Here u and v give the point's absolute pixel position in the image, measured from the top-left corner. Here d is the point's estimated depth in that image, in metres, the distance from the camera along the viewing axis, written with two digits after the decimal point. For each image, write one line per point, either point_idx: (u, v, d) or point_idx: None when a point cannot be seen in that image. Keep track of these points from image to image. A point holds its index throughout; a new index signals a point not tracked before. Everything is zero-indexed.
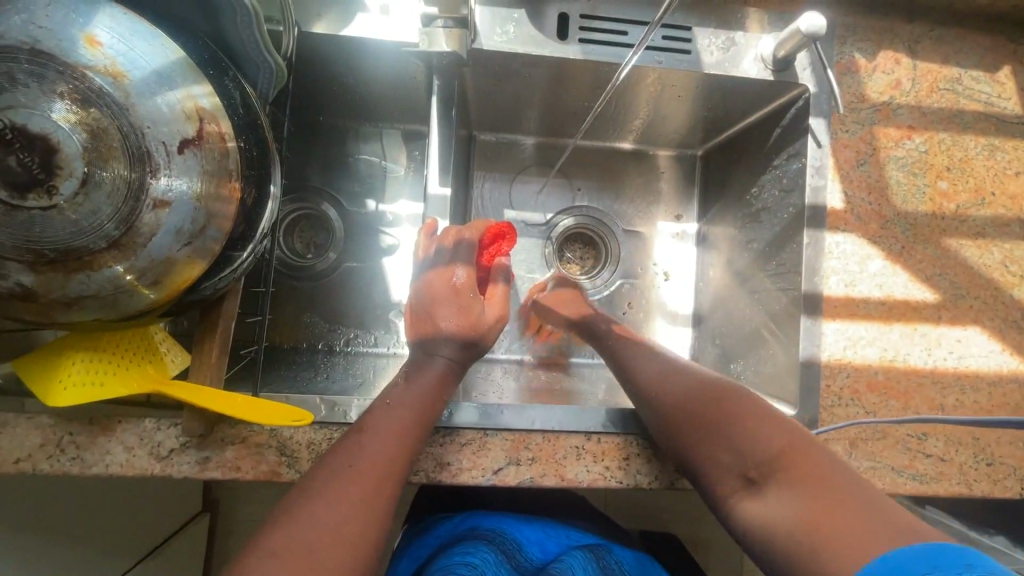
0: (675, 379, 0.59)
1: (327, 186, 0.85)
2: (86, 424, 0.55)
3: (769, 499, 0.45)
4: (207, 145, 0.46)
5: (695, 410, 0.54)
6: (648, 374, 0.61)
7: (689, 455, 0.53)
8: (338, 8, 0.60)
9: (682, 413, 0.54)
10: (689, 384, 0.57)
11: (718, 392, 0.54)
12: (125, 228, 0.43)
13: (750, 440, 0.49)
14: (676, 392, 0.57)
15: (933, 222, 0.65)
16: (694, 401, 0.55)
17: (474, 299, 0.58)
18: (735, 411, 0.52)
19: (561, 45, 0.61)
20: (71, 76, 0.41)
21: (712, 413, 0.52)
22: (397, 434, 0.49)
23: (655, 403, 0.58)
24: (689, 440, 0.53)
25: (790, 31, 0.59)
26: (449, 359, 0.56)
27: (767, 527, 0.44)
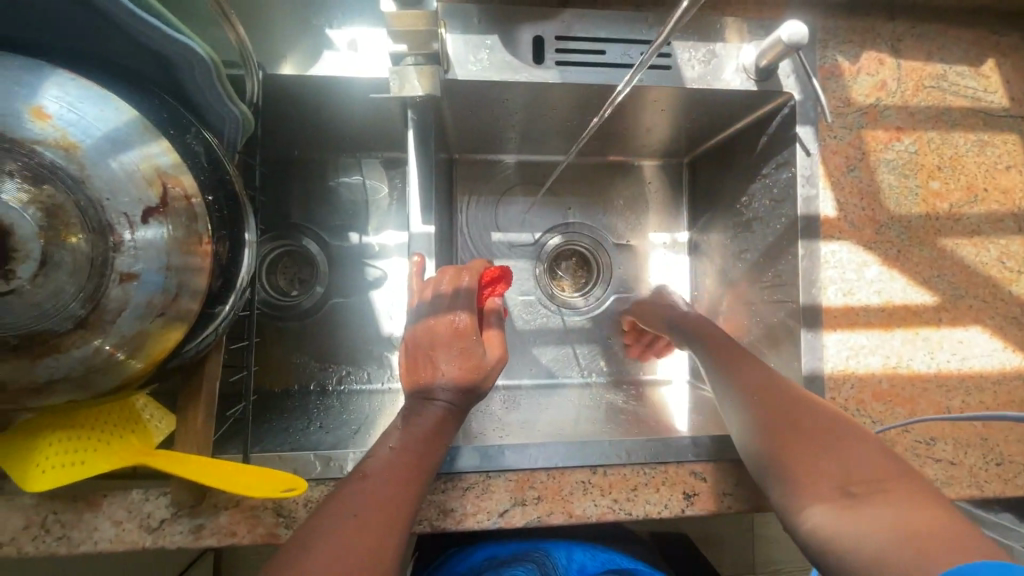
0: (770, 383, 0.55)
1: (308, 221, 0.83)
2: (71, 502, 0.53)
3: (864, 511, 0.42)
4: (173, 211, 0.43)
5: (799, 415, 0.50)
6: (748, 377, 0.57)
7: (774, 460, 0.49)
8: (303, 45, 0.57)
9: (787, 413, 0.51)
10: (795, 391, 0.53)
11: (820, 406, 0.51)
12: (91, 306, 0.41)
13: (851, 459, 0.46)
14: (783, 393, 0.53)
15: (928, 224, 0.64)
16: (793, 410, 0.51)
17: (475, 343, 0.56)
18: (834, 427, 0.49)
19: (539, 70, 0.59)
20: (18, 152, 0.38)
21: (810, 423, 0.49)
22: (399, 477, 0.48)
23: (752, 398, 0.54)
24: (779, 439, 0.49)
25: (772, 39, 0.57)
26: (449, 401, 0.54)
27: (852, 537, 0.41)
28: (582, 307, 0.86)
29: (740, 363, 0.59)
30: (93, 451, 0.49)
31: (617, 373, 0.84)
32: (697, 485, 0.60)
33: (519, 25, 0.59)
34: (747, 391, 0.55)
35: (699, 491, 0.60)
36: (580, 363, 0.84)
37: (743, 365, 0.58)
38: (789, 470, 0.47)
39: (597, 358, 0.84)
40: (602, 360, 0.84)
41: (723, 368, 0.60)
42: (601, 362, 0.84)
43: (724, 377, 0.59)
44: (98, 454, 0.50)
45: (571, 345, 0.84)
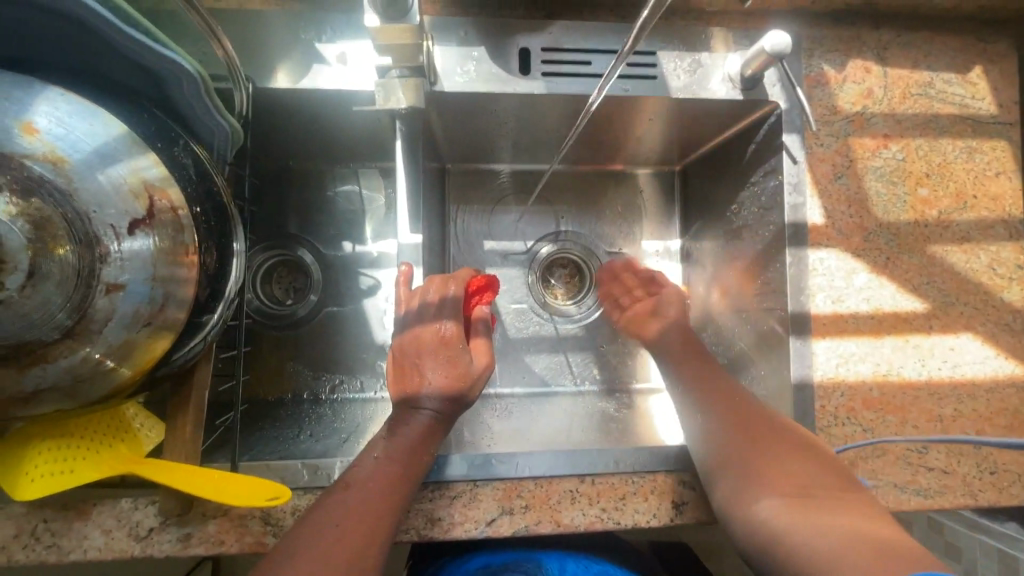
0: (735, 394, 0.59)
1: (302, 230, 0.83)
2: (61, 510, 0.53)
3: (815, 512, 0.45)
4: (160, 222, 0.44)
5: (751, 425, 0.55)
6: (715, 387, 0.61)
7: (734, 463, 0.52)
8: (291, 59, 0.58)
9: (742, 422, 0.55)
10: (752, 402, 0.58)
11: (775, 417, 0.55)
12: (78, 316, 0.41)
13: (804, 469, 0.49)
14: (741, 405, 0.57)
15: (917, 231, 0.64)
16: (755, 420, 0.55)
17: (461, 351, 0.57)
18: (792, 439, 0.53)
19: (525, 81, 0.60)
20: (8, 166, 0.39)
21: (770, 434, 0.53)
22: (386, 484, 0.48)
23: (712, 408, 0.58)
24: (734, 445, 0.53)
25: (756, 50, 0.58)
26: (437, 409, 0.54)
27: (800, 533, 0.44)
28: (575, 315, 0.86)
29: (705, 375, 0.63)
30: (82, 459, 0.50)
31: (611, 382, 0.83)
32: (686, 494, 0.60)
33: (505, 37, 0.60)
34: (713, 399, 0.59)
35: (688, 500, 0.60)
36: (573, 372, 0.83)
37: (706, 378, 0.63)
38: (747, 472, 0.51)
39: (591, 367, 0.84)
40: (596, 369, 0.84)
41: (693, 377, 0.64)
42: (594, 371, 0.84)
43: (693, 386, 0.62)
44: (87, 463, 0.50)
45: (564, 353, 0.84)
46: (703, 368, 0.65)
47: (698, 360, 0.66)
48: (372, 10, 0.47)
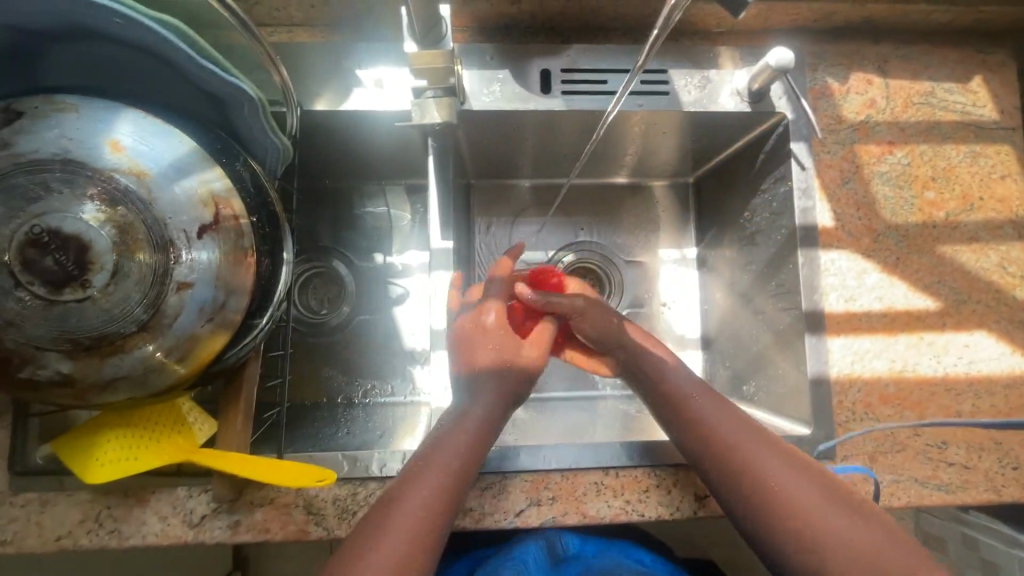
0: (780, 474, 0.51)
1: (336, 244, 0.89)
2: (123, 498, 0.57)
3: None
4: (223, 228, 0.49)
5: (779, 482, 0.51)
6: (757, 467, 0.52)
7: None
8: (333, 85, 0.64)
9: (771, 485, 0.51)
10: (760, 438, 0.54)
11: (839, 506, 0.49)
12: (152, 311, 0.46)
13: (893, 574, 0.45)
14: (758, 453, 0.53)
15: (925, 231, 0.67)
16: (822, 520, 0.48)
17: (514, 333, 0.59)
18: (862, 530, 0.47)
19: (546, 99, 0.65)
20: (99, 179, 0.45)
21: (840, 536, 0.47)
22: (423, 518, 0.47)
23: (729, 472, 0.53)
24: (813, 562, 0.48)
25: (761, 66, 0.62)
26: (471, 438, 0.52)
27: None
28: None
29: (699, 414, 0.56)
30: (145, 448, 0.54)
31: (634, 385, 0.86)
32: (707, 487, 0.62)
33: (528, 61, 0.65)
34: (763, 493, 0.51)
35: (709, 492, 0.62)
36: (596, 376, 0.86)
37: (702, 420, 0.56)
38: None
39: (612, 372, 0.86)
40: (618, 373, 0.86)
41: (720, 450, 0.54)
42: (616, 376, 0.86)
43: (726, 465, 0.53)
44: (149, 451, 0.54)
45: (586, 358, 0.87)
46: (691, 393, 0.58)
47: (684, 379, 0.59)
48: (411, 39, 0.53)
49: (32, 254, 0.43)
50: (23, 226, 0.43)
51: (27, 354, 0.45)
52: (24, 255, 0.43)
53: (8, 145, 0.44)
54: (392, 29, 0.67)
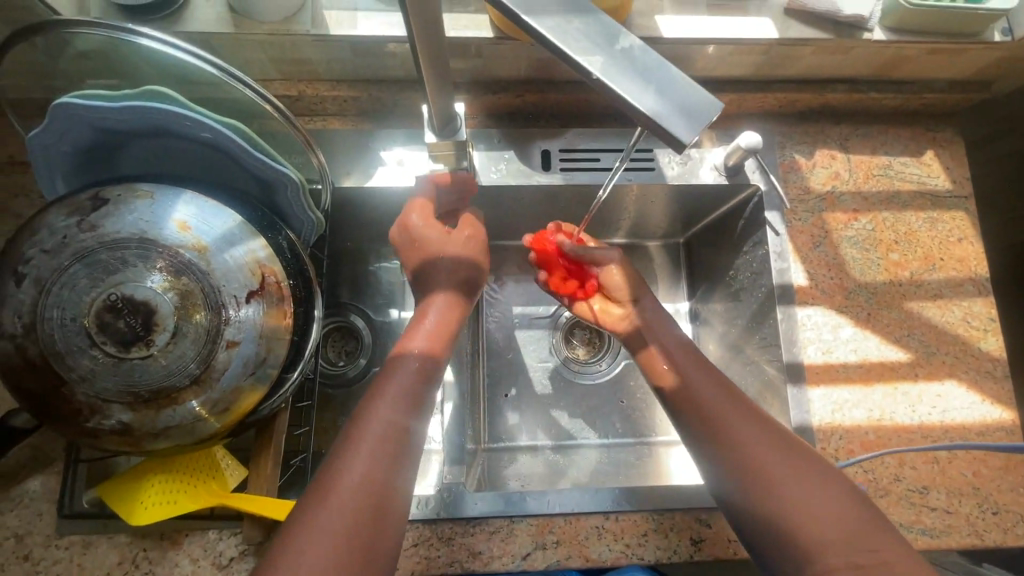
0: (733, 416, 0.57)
1: (354, 300, 0.96)
2: (158, 540, 0.62)
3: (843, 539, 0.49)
4: (267, 293, 0.56)
5: (803, 512, 0.51)
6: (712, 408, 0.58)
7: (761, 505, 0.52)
8: (361, 165, 0.73)
9: (774, 479, 0.53)
10: (790, 466, 0.53)
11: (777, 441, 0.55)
12: (204, 366, 0.53)
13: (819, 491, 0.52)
14: (785, 482, 0.52)
15: (892, 289, 0.73)
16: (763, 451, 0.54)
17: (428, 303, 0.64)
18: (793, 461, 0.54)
19: (547, 175, 0.74)
20: (167, 254, 0.52)
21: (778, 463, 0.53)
22: (388, 425, 0.54)
23: (755, 502, 0.53)
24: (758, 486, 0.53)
25: (733, 146, 0.71)
26: (401, 421, 0.55)
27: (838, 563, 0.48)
28: (598, 372, 0.93)
29: (724, 429, 0.56)
30: (183, 492, 0.59)
31: (635, 434, 0.90)
32: (702, 531, 0.66)
33: (531, 142, 0.74)
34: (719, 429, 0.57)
35: (706, 536, 0.65)
36: (598, 426, 0.90)
37: (720, 426, 0.57)
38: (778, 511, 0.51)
39: (614, 421, 0.91)
40: (619, 423, 0.91)
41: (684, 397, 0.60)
42: (616, 424, 0.91)
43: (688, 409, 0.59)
44: (187, 495, 0.59)
45: (589, 409, 0.91)
46: (728, 412, 0.57)
47: (720, 398, 0.58)
48: (430, 132, 0.61)
49: (108, 317, 0.50)
50: (102, 294, 0.50)
51: (94, 405, 0.51)
52: (101, 319, 0.50)
53: (95, 226, 0.52)
54: (412, 115, 0.77)
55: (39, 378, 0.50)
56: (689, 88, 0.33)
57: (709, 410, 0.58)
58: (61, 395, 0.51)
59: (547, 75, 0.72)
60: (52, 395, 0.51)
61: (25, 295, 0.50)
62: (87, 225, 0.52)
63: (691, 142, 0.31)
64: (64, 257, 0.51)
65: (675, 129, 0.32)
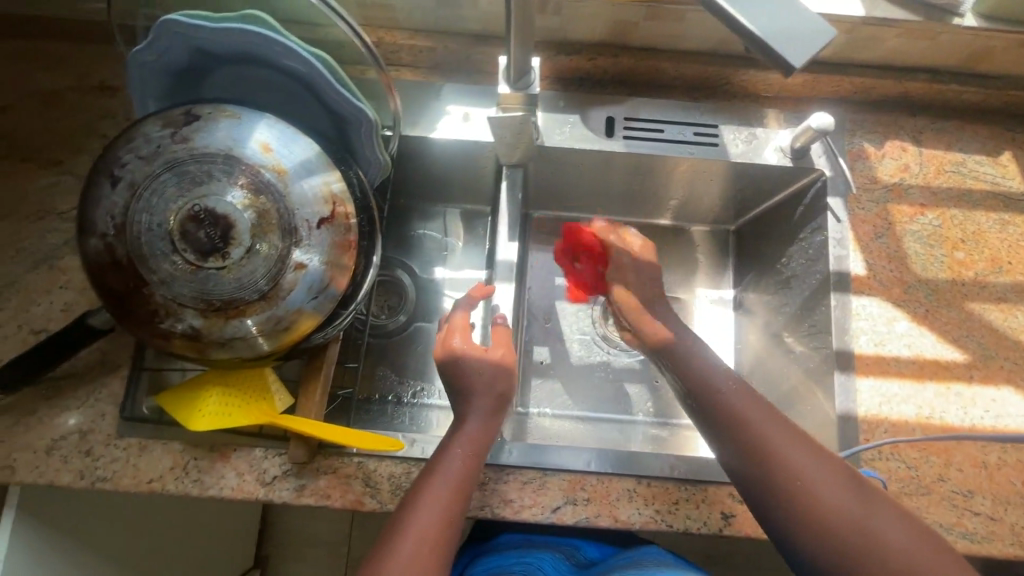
0: (735, 392, 0.59)
1: (399, 256, 0.98)
2: (208, 451, 0.65)
3: (836, 511, 0.49)
4: (336, 222, 0.58)
5: (824, 494, 0.50)
6: (709, 383, 0.61)
7: (754, 467, 0.54)
8: (428, 115, 0.75)
9: (768, 444, 0.54)
10: (808, 447, 0.53)
11: (781, 418, 0.56)
12: (272, 284, 0.55)
13: (816, 466, 0.52)
14: (802, 464, 0.52)
15: (954, 288, 0.71)
16: (762, 423, 0.56)
17: (482, 354, 0.64)
18: (796, 438, 0.54)
19: (610, 141, 0.74)
20: (249, 173, 0.55)
21: (776, 435, 0.54)
22: (460, 471, 0.58)
23: (776, 482, 0.52)
24: (751, 450, 0.55)
25: (803, 127, 0.70)
26: (471, 467, 0.58)
27: (826, 535, 0.49)
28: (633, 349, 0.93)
29: (722, 399, 0.59)
30: (237, 407, 0.62)
31: (666, 412, 0.90)
32: (734, 506, 0.65)
33: (595, 107, 0.75)
34: (716, 402, 0.59)
35: (737, 513, 0.65)
36: (630, 401, 0.91)
37: (716, 396, 0.59)
38: (771, 476, 0.53)
39: (647, 399, 0.91)
40: (651, 402, 0.91)
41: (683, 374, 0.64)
42: (648, 402, 0.91)
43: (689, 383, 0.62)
44: (240, 410, 0.62)
45: (624, 382, 0.92)
46: (729, 394, 0.59)
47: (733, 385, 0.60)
48: (504, 83, 0.61)
49: (190, 227, 0.53)
50: (187, 203, 0.53)
51: (169, 308, 0.54)
52: (184, 227, 0.53)
53: (187, 139, 0.55)
54: (481, 72, 0.78)
55: (123, 276, 0.53)
56: (800, 13, 0.33)
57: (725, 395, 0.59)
58: (141, 295, 0.54)
59: (623, 40, 0.74)
60: (132, 294, 0.54)
61: (118, 197, 0.53)
62: (179, 138, 0.55)
63: (796, 67, 0.32)
64: (156, 165, 0.54)
65: (783, 52, 0.32)
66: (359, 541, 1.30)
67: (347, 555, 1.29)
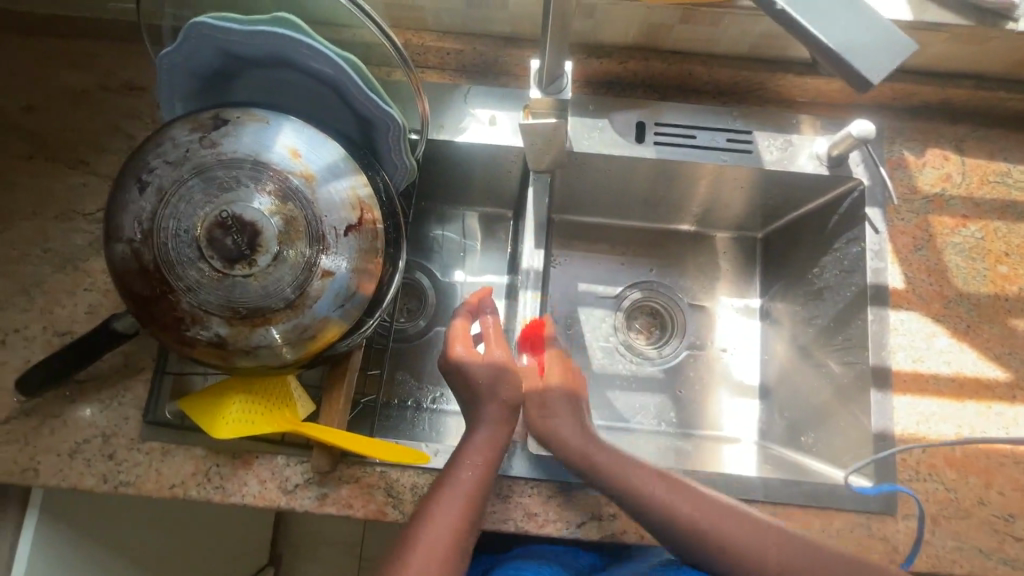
0: (624, 458, 0.60)
1: (416, 259, 0.96)
2: (230, 458, 0.64)
3: (747, 552, 0.53)
4: (364, 229, 0.57)
5: (731, 536, 0.54)
6: (599, 450, 0.60)
7: (675, 532, 0.56)
8: (454, 118, 0.73)
9: (669, 509, 0.56)
10: (702, 503, 0.56)
11: (671, 477, 0.58)
12: (299, 292, 0.54)
13: (720, 519, 0.55)
14: (706, 519, 0.55)
15: (997, 303, 0.69)
16: (663, 488, 0.57)
17: (482, 358, 0.63)
18: (696, 496, 0.56)
19: (640, 147, 0.72)
20: (277, 179, 0.54)
21: (679, 498, 0.56)
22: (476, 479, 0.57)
23: (695, 544, 0.55)
24: (669, 515, 0.56)
25: (842, 135, 0.67)
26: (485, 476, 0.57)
27: (745, 568, 0.53)
28: (656, 358, 0.86)
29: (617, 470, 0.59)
30: (260, 415, 0.61)
31: (688, 424, 0.82)
32: None
33: (625, 112, 0.73)
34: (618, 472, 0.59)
35: None
36: (651, 412, 0.83)
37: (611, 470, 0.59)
38: (695, 536, 0.55)
39: None
40: None
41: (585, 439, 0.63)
42: None
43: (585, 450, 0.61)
44: (263, 418, 0.61)
45: (648, 393, 0.84)
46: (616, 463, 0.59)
47: (648, 466, 0.60)
48: (535, 88, 0.59)
49: (217, 234, 0.52)
50: (214, 210, 0.52)
51: (195, 315, 0.53)
52: (211, 233, 0.52)
53: (215, 144, 0.54)
54: (507, 75, 0.77)
55: (150, 282, 0.53)
56: (877, 26, 0.33)
57: (626, 482, 0.58)
58: (167, 301, 0.53)
59: (656, 43, 0.72)
60: (158, 301, 0.53)
61: (146, 203, 0.53)
62: (208, 143, 0.54)
63: (877, 81, 0.32)
64: (185, 170, 0.53)
65: (864, 68, 0.32)
66: (372, 542, 1.29)
67: (360, 556, 1.29)
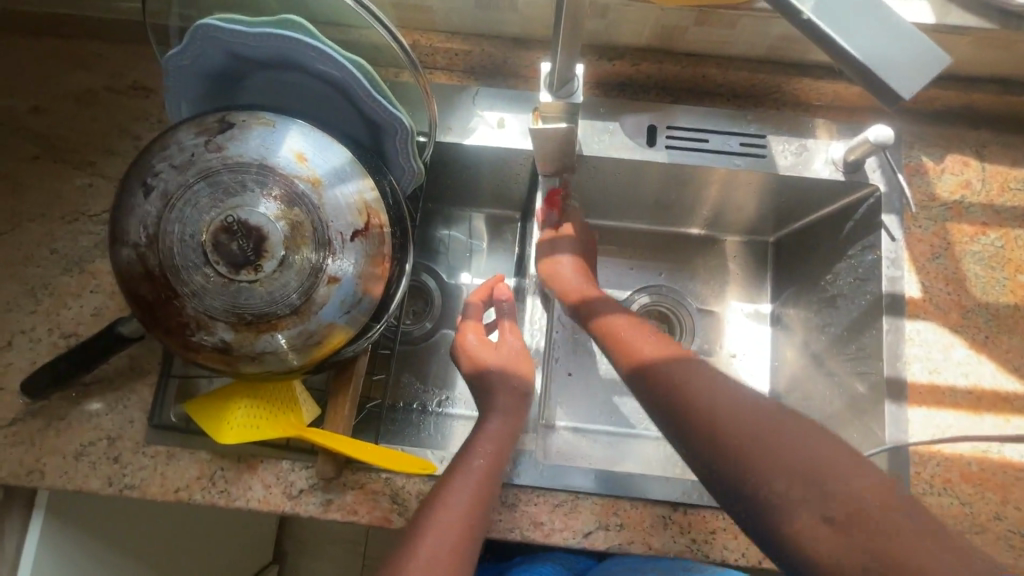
0: (662, 364, 0.56)
1: (423, 261, 0.95)
2: (235, 462, 0.64)
3: (783, 452, 0.45)
4: (371, 234, 0.56)
5: (774, 452, 0.45)
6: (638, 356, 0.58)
7: (707, 439, 0.48)
8: (462, 120, 0.72)
9: (700, 396, 0.51)
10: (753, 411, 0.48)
11: (719, 382, 0.52)
12: (304, 298, 0.53)
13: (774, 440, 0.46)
14: (744, 419, 0.48)
15: (1017, 314, 0.67)
16: (693, 388, 0.52)
17: (494, 353, 0.66)
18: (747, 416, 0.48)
19: (651, 150, 0.71)
20: (283, 183, 0.53)
21: (726, 416, 0.48)
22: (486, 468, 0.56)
23: (723, 436, 0.48)
24: (700, 424, 0.49)
25: (859, 140, 0.66)
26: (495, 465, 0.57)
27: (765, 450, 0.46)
28: None
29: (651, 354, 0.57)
30: (265, 420, 0.61)
31: None
32: None
33: (637, 115, 0.72)
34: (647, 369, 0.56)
35: None
36: None
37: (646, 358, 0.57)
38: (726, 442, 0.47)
39: None
40: None
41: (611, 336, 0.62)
42: None
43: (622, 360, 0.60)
44: (268, 423, 0.61)
45: None
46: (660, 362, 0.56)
47: (662, 360, 0.56)
48: (546, 91, 0.58)
49: (222, 238, 0.52)
50: (220, 214, 0.52)
51: (199, 320, 0.52)
52: (216, 238, 0.52)
53: (221, 148, 0.53)
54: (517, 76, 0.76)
55: (155, 287, 0.52)
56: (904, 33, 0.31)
57: (660, 369, 0.55)
58: (172, 306, 0.52)
59: (669, 45, 0.70)
60: (163, 305, 0.53)
61: (152, 207, 0.52)
62: (213, 147, 0.53)
63: (905, 97, 0.31)
64: (190, 175, 0.52)
65: (894, 83, 0.31)
66: (376, 542, 1.29)
67: (364, 555, 1.29)
